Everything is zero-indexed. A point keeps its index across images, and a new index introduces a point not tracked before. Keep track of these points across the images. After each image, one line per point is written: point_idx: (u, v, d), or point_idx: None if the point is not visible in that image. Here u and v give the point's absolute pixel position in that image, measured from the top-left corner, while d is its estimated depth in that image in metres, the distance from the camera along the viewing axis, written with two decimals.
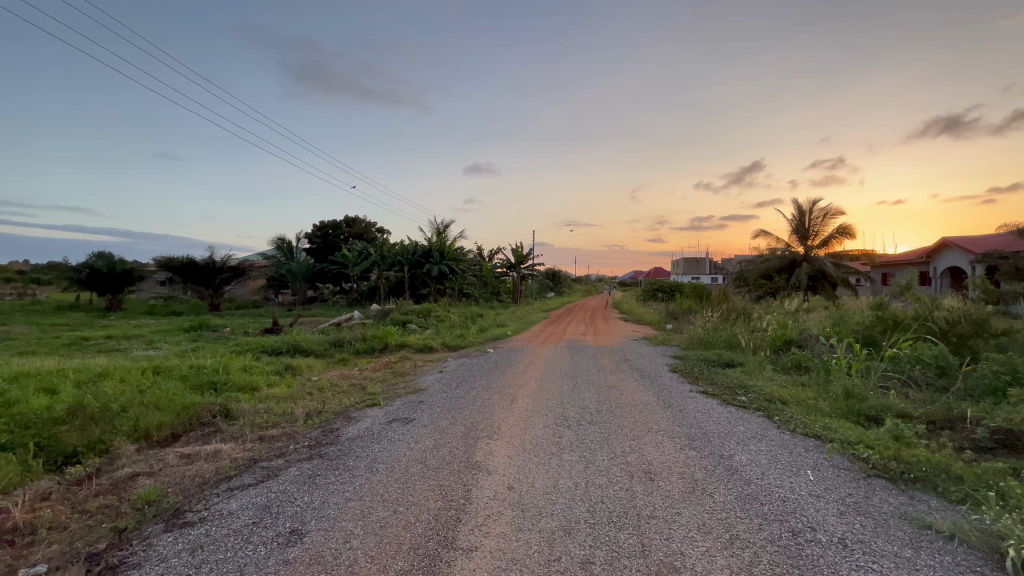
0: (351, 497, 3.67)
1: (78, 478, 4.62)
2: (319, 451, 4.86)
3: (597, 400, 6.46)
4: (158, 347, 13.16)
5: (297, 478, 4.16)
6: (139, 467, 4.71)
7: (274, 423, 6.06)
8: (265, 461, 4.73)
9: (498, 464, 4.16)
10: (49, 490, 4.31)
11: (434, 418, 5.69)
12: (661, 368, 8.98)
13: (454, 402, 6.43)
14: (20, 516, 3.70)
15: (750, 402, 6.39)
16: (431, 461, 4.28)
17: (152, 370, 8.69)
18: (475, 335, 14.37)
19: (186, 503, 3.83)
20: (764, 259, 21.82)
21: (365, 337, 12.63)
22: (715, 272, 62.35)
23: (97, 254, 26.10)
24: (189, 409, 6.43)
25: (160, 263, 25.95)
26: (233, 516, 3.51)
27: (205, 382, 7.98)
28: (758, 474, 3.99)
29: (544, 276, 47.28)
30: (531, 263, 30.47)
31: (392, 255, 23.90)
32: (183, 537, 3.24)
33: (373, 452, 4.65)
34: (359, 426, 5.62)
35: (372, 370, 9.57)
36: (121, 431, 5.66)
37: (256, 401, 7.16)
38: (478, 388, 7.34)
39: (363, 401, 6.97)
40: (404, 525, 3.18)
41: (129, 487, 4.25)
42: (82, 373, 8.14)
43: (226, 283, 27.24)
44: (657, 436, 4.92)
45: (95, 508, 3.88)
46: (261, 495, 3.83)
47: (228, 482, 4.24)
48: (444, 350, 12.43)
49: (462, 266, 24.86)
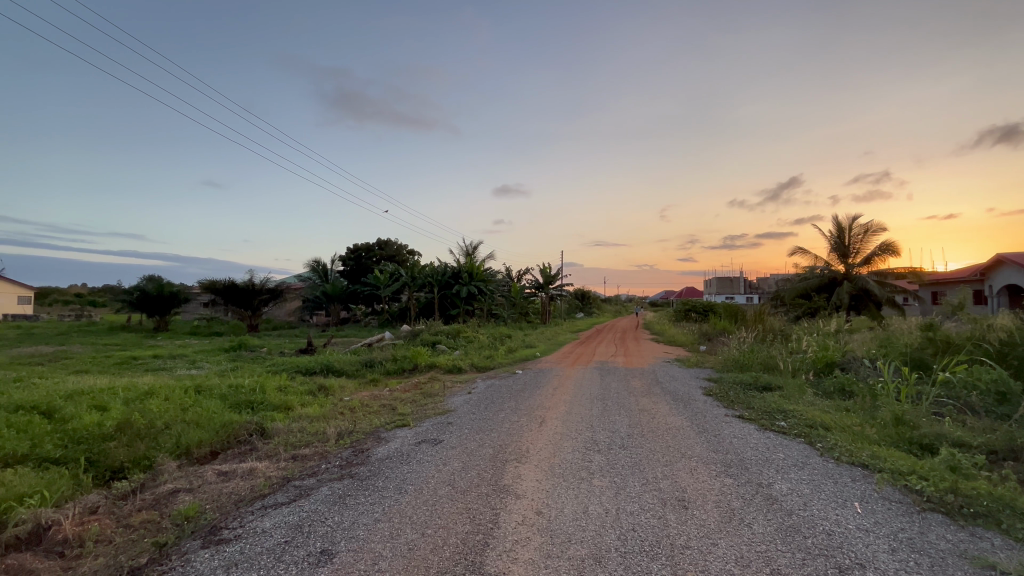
0: (380, 518, 3.69)
1: (123, 493, 4.83)
2: (350, 471, 4.92)
3: (629, 423, 6.30)
4: (201, 366, 13.73)
5: (328, 497, 4.22)
6: (180, 483, 4.88)
7: (306, 442, 6.19)
8: (298, 480, 4.82)
9: (527, 488, 4.10)
10: (97, 504, 4.52)
11: (463, 440, 5.69)
12: (694, 391, 8.71)
13: (483, 424, 6.41)
14: (70, 529, 3.89)
15: (789, 428, 6.11)
16: (459, 484, 4.27)
17: (195, 389, 9.04)
18: (503, 356, 14.32)
19: (222, 520, 3.93)
20: (802, 277, 21.05)
21: (396, 357, 12.85)
22: (749, 291, 60.85)
23: (148, 277, 27.55)
24: (227, 428, 6.65)
25: (204, 286, 27.16)
26: (266, 534, 3.58)
27: (243, 401, 8.25)
28: (800, 505, 3.80)
29: (573, 298, 47.31)
30: (559, 282, 30.30)
31: (422, 276, 24.50)
32: (219, 554, 3.32)
33: (403, 473, 4.68)
34: (389, 447, 5.68)
35: (402, 391, 9.64)
36: (165, 448, 5.90)
37: (291, 420, 7.32)
38: (506, 410, 7.29)
39: (392, 422, 7.03)
40: (432, 548, 3.17)
41: (171, 503, 4.42)
42: (130, 391, 8.54)
43: (265, 305, 28.24)
44: (691, 462, 4.77)
45: (137, 522, 4.03)
46: (294, 514, 3.90)
47: (262, 500, 4.34)
48: (473, 371, 12.42)
49: (491, 286, 25.21)
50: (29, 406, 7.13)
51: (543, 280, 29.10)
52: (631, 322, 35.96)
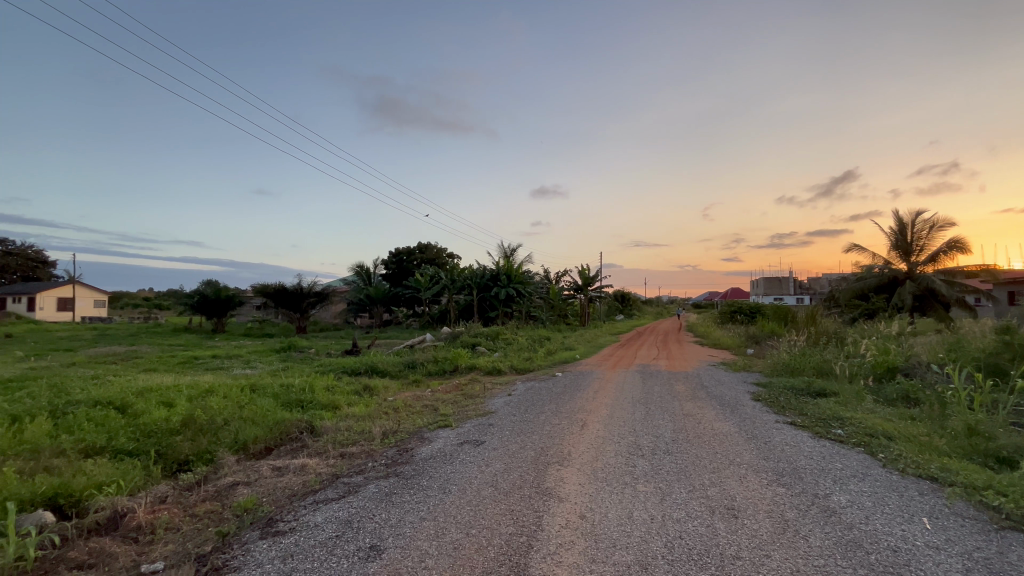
0: (425, 516, 3.77)
1: (189, 484, 5.17)
2: (395, 470, 5.06)
3: (673, 428, 6.15)
4: (254, 366, 14.49)
5: (376, 495, 4.35)
6: (239, 476, 5.17)
7: (353, 440, 6.40)
8: (346, 477, 5.00)
9: (569, 492, 4.08)
10: (166, 494, 4.84)
11: (504, 442, 5.73)
12: (742, 396, 8.39)
13: (524, 426, 6.43)
14: (143, 516, 4.19)
15: (847, 436, 5.79)
16: (502, 485, 4.30)
17: (250, 388, 9.53)
18: (542, 358, 14.30)
19: (278, 513, 4.13)
20: (859, 277, 19.88)
21: (437, 359, 13.08)
22: (800, 293, 57.97)
23: (206, 282, 29.28)
24: (280, 425, 6.98)
25: (257, 290, 28.57)
26: (318, 528, 3.73)
27: (294, 400, 8.63)
28: (861, 518, 3.59)
29: (613, 300, 46.65)
30: (598, 284, 29.93)
31: (462, 279, 24.85)
32: (276, 545, 3.49)
33: (446, 473, 4.76)
34: (432, 446, 5.80)
35: (444, 392, 9.80)
36: (225, 443, 6.26)
37: (339, 419, 7.59)
38: (546, 412, 7.28)
39: (434, 422, 7.18)
40: (477, 548, 3.21)
41: (231, 495, 4.69)
42: (193, 388, 9.11)
43: (312, 307, 29.41)
44: (740, 469, 4.60)
45: (202, 512, 4.29)
46: (343, 509, 4.05)
47: (313, 495, 4.53)
48: (512, 373, 12.46)
49: (529, 288, 25.25)
50: (106, 402, 7.74)
51: (581, 282, 28.84)
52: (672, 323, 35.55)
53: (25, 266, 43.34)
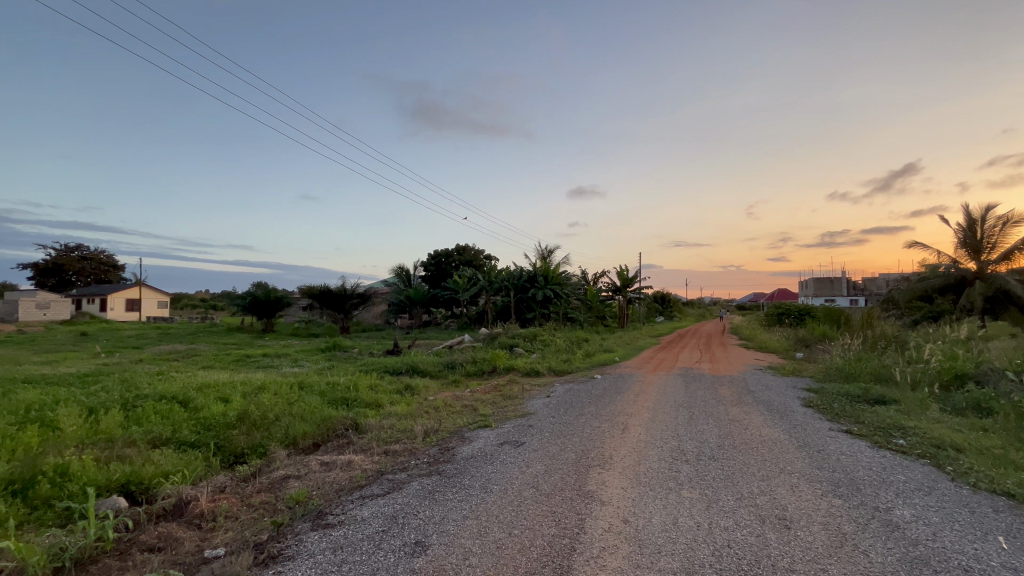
0: (468, 515, 3.82)
1: (245, 476, 5.45)
2: (437, 468, 5.15)
3: (718, 434, 5.96)
4: (302, 365, 15.12)
5: (419, 492, 4.45)
6: (290, 470, 5.41)
7: (396, 438, 6.57)
8: (390, 474, 5.13)
9: (611, 495, 4.03)
10: (225, 484, 5.14)
11: (544, 443, 5.72)
12: (792, 402, 8.02)
13: (564, 428, 6.40)
14: (205, 505, 4.46)
15: (910, 447, 5.44)
16: (543, 486, 4.30)
17: (298, 385, 9.96)
18: (581, 360, 14.19)
19: (327, 506, 4.30)
20: (921, 277, 18.60)
21: (476, 360, 13.20)
22: (854, 293, 54.91)
23: (258, 283, 30.76)
24: (327, 422, 7.26)
25: (304, 291, 29.75)
26: (366, 522, 3.85)
27: (340, 397, 8.95)
28: (928, 534, 3.37)
29: (653, 301, 45.73)
30: (637, 285, 29.37)
31: (499, 280, 25.05)
32: (327, 537, 3.63)
33: (487, 473, 4.81)
34: (473, 446, 5.87)
35: (483, 393, 9.88)
36: (276, 438, 6.57)
37: (382, 417, 7.81)
38: (586, 415, 7.22)
39: (474, 422, 7.27)
40: (520, 548, 3.23)
41: (283, 487, 4.92)
42: (247, 385, 9.60)
43: (355, 308, 30.36)
44: (792, 478, 4.41)
45: (257, 503, 4.53)
46: (389, 505, 4.17)
47: (360, 490, 4.69)
48: (550, 375, 12.40)
49: (567, 290, 25.19)
50: (170, 396, 8.27)
51: (620, 283, 28.39)
52: (716, 326, 34.46)
53: (98, 270, 46.93)
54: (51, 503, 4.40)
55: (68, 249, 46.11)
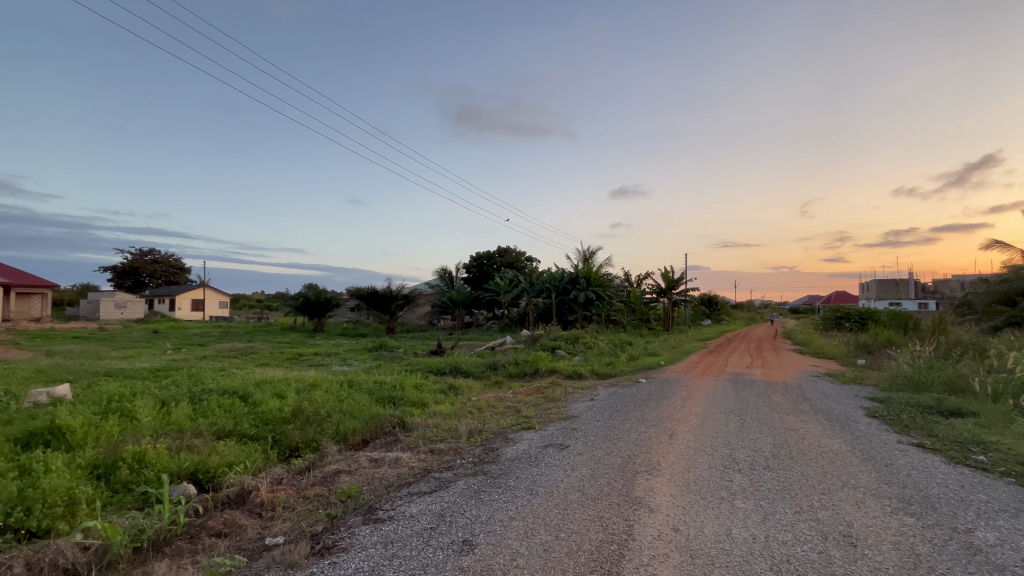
0: (515, 516, 3.84)
1: (300, 468, 5.71)
2: (482, 468, 5.20)
3: (774, 443, 5.69)
4: (350, 363, 15.68)
5: (465, 491, 4.51)
6: (341, 465, 5.62)
7: (441, 437, 6.70)
8: (437, 472, 5.23)
9: (661, 503, 3.94)
10: (281, 476, 5.40)
11: (589, 447, 5.66)
12: (854, 412, 7.55)
13: (608, 432, 6.31)
14: (265, 495, 4.70)
15: (993, 464, 4.99)
16: (589, 491, 4.25)
17: (348, 383, 10.35)
18: (625, 363, 13.95)
19: (377, 501, 4.44)
20: (1002, 279, 17.06)
21: (518, 361, 13.23)
22: (923, 296, 51.04)
23: (309, 285, 32.11)
24: (375, 419, 7.50)
25: (352, 293, 30.81)
26: (415, 519, 3.94)
27: (387, 396, 9.21)
28: (1015, 560, 3.08)
29: (699, 303, 44.32)
30: (683, 287, 28.56)
31: (541, 281, 25.03)
32: (378, 531, 3.75)
33: (532, 475, 4.81)
34: (517, 447, 5.89)
35: (525, 394, 9.89)
36: (328, 433, 6.85)
37: (427, 416, 7.98)
38: (631, 419, 7.08)
39: (518, 423, 7.29)
40: (567, 551, 3.21)
41: (335, 481, 5.12)
42: (300, 382, 10.06)
43: (400, 309, 31.13)
44: (856, 493, 4.15)
45: (312, 495, 4.74)
46: (436, 503, 4.25)
47: (407, 487, 4.80)
48: (594, 378, 12.25)
49: (610, 291, 24.90)
50: (231, 391, 8.80)
51: (664, 284, 27.67)
52: (768, 329, 32.91)
53: (167, 272, 50.47)
54: (131, 487, 4.79)
55: (141, 252, 49.88)
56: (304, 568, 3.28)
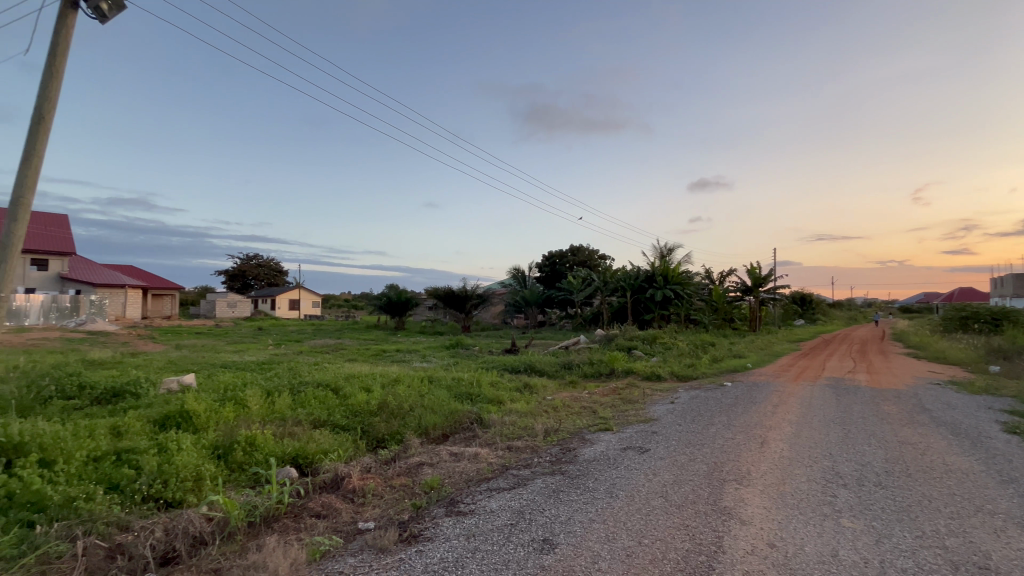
0: (595, 518, 3.78)
1: (386, 459, 6.05)
2: (560, 468, 5.18)
3: (886, 458, 5.10)
4: (429, 360, 16.36)
5: (544, 490, 4.51)
6: (424, 458, 5.87)
7: (518, 435, 6.77)
8: (515, 469, 5.30)
9: (752, 515, 3.69)
10: (370, 465, 5.75)
11: (671, 452, 5.44)
12: (987, 426, 6.56)
13: (692, 438, 6.01)
14: (356, 482, 5.03)
15: None
16: (673, 498, 4.08)
17: (428, 379, 10.79)
18: (707, 365, 13.24)
19: (458, 495, 4.58)
20: None
21: (593, 361, 13.04)
22: None
23: (391, 286, 33.94)
24: (455, 415, 7.76)
25: (430, 293, 32.10)
26: (495, 514, 4.02)
27: (465, 392, 9.49)
28: None
29: (790, 302, 40.96)
30: (771, 284, 26.53)
31: (615, 280, 24.49)
32: (460, 524, 3.87)
33: (611, 478, 4.71)
34: (595, 449, 5.80)
35: (601, 395, 9.71)
36: (411, 427, 7.19)
37: (503, 413, 8.12)
38: (717, 425, 6.69)
39: (594, 424, 7.17)
40: (652, 559, 3.10)
41: (419, 473, 5.36)
42: (385, 377, 10.66)
43: (475, 308, 31.94)
44: (994, 520, 3.60)
45: (398, 484, 5.01)
46: (516, 500, 4.29)
47: (487, 482, 4.91)
48: (673, 380, 11.75)
49: (689, 290, 23.85)
50: (325, 384, 9.53)
51: (750, 282, 25.86)
52: (874, 330, 29.61)
53: (270, 275, 55.82)
54: (244, 468, 5.35)
55: (248, 257, 55.60)
56: (393, 553, 3.47)
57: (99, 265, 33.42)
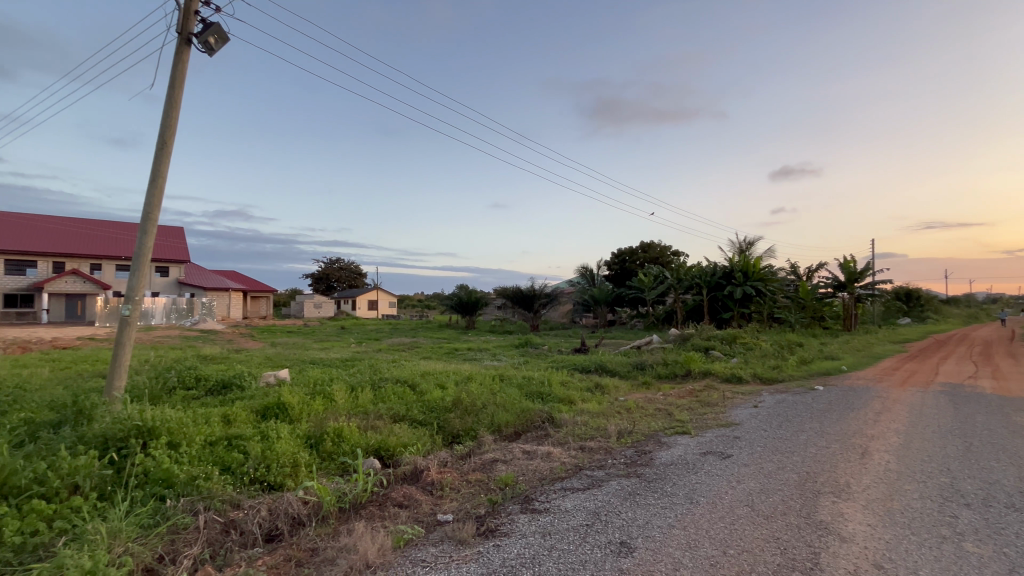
0: (674, 524, 3.66)
1: (462, 454, 6.24)
2: (636, 471, 5.05)
3: (1020, 476, 4.44)
4: (499, 358, 16.64)
5: (619, 492, 4.43)
6: (497, 455, 5.98)
7: (590, 435, 6.70)
8: (589, 470, 5.25)
9: (854, 532, 3.37)
10: (447, 459, 5.95)
11: (757, 459, 5.11)
12: None
13: (779, 445, 5.61)
14: (434, 475, 5.25)
15: None
16: (760, 508, 3.84)
17: (499, 377, 11.00)
18: (795, 367, 12.29)
19: (532, 492, 4.63)
20: None
21: (667, 361, 12.60)
22: None
23: (461, 286, 34.90)
24: (526, 413, 7.84)
25: (499, 293, 32.62)
26: (570, 513, 4.02)
27: (536, 391, 9.55)
28: None
29: (893, 298, 36.93)
30: (869, 278, 24.07)
31: (689, 277, 23.47)
32: (536, 521, 3.91)
33: (691, 483, 4.53)
34: (672, 452, 5.60)
35: (677, 397, 9.32)
36: (484, 424, 7.36)
37: (575, 413, 8.08)
38: (808, 432, 6.19)
39: (671, 427, 6.91)
40: (738, 571, 2.95)
41: (493, 469, 5.48)
42: (458, 375, 11.01)
43: (543, 307, 31.99)
44: None
45: (474, 479, 5.15)
46: (590, 501, 4.26)
47: (561, 482, 4.91)
48: (755, 382, 11.04)
49: (771, 286, 22.36)
50: (403, 380, 10.02)
51: (844, 277, 23.63)
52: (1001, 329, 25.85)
53: (350, 278, 59.66)
54: (334, 456, 5.78)
55: (331, 261, 59.79)
56: (471, 546, 3.58)
57: (208, 271, 37.54)
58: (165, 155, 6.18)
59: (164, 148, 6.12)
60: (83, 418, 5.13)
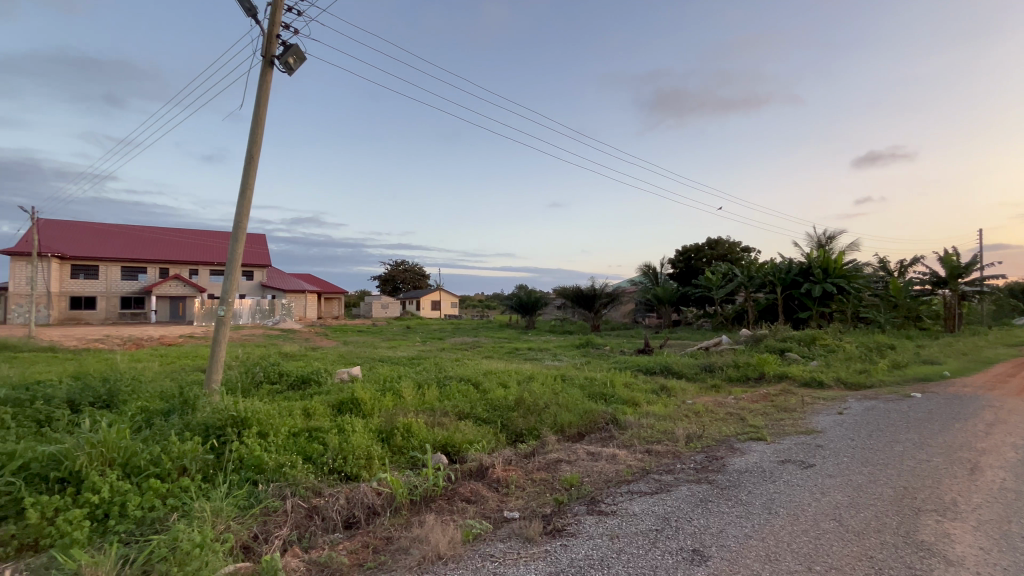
0: (751, 534, 3.48)
1: (526, 453, 6.30)
2: (707, 477, 4.85)
3: None
4: (560, 359, 16.59)
5: (690, 498, 4.28)
6: (562, 455, 5.97)
7: (657, 438, 6.52)
8: (656, 474, 5.11)
9: (963, 555, 3.04)
10: (511, 458, 6.02)
11: (844, 470, 4.73)
12: None
13: (870, 455, 5.16)
14: (500, 472, 5.33)
15: None
16: (849, 523, 3.56)
17: (561, 377, 10.97)
18: (886, 372, 11.24)
19: (598, 494, 4.58)
20: None
21: (739, 363, 11.97)
22: None
23: (521, 286, 35.13)
24: (590, 414, 7.75)
25: (559, 292, 32.45)
26: (638, 517, 3.93)
27: (599, 392, 9.42)
28: None
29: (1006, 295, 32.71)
30: (976, 274, 21.44)
31: (761, 275, 22.12)
32: (603, 523, 3.87)
33: (769, 492, 4.27)
34: (747, 459, 5.31)
35: (750, 401, 8.83)
36: (547, 423, 7.37)
37: (640, 415, 7.89)
38: (904, 443, 5.63)
39: (744, 432, 6.56)
40: None
41: (557, 469, 5.47)
42: (520, 374, 11.09)
43: (604, 307, 31.44)
44: None
45: (539, 478, 5.18)
46: (659, 505, 4.15)
47: (627, 484, 4.82)
48: (839, 387, 10.22)
49: (856, 283, 20.54)
50: (467, 379, 10.25)
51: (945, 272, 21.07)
52: None
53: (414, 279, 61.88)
54: (404, 450, 6.03)
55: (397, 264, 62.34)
56: (538, 544, 3.60)
57: (287, 275, 40.45)
58: (253, 169, 6.75)
59: (252, 162, 6.69)
60: (188, 407, 5.73)
